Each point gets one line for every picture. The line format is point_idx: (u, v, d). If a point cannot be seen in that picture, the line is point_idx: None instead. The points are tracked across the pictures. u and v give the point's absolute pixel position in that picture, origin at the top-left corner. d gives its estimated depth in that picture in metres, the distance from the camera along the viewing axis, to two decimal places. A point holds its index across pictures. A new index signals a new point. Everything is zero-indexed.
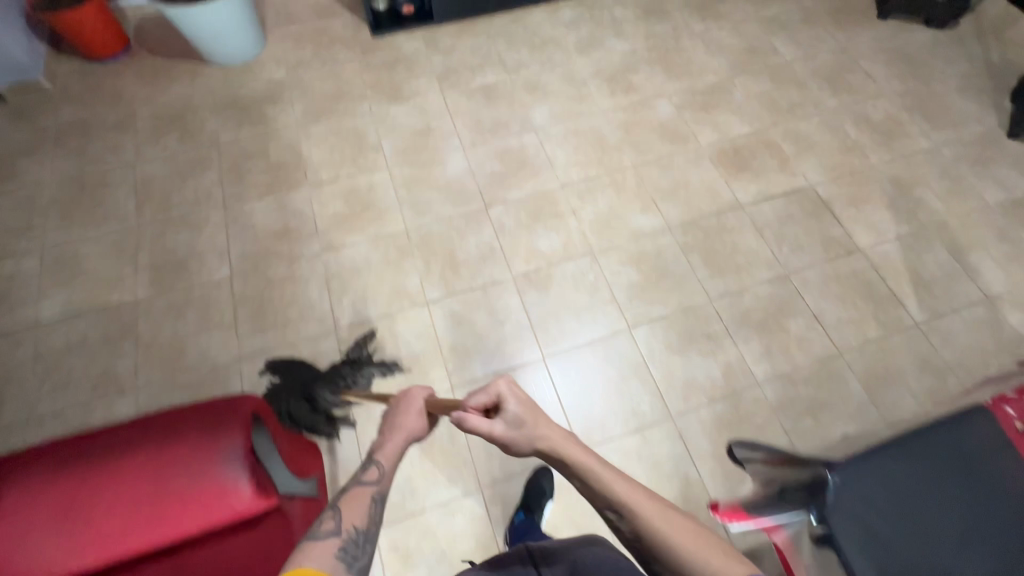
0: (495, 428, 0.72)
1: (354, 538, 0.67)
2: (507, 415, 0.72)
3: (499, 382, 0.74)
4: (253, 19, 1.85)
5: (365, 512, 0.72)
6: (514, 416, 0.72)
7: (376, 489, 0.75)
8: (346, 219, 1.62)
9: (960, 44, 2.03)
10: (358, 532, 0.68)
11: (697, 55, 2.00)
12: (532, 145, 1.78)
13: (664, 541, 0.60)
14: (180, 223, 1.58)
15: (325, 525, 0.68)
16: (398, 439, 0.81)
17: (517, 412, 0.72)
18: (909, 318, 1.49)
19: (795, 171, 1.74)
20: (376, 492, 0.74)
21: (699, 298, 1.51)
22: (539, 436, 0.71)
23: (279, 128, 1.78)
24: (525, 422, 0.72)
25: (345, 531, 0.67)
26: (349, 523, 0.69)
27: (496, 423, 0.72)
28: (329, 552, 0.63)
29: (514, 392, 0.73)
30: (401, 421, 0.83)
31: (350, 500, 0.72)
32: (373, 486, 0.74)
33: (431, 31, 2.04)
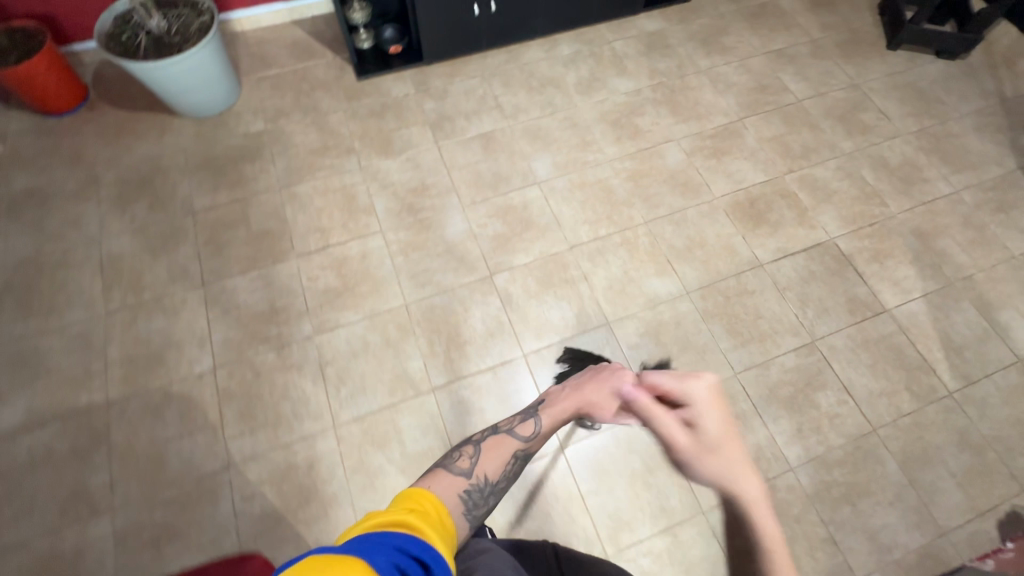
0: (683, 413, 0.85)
1: (483, 483, 0.75)
2: (695, 428, 0.82)
3: (698, 391, 0.86)
4: (226, 69, 1.70)
5: (501, 465, 0.81)
6: (712, 425, 0.82)
7: (519, 446, 0.86)
8: (340, 295, 1.49)
9: (971, 77, 1.97)
10: (486, 482, 0.76)
11: (704, 94, 1.90)
12: (536, 201, 1.66)
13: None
14: (154, 308, 1.44)
15: (462, 463, 0.77)
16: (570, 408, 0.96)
17: (705, 430, 0.81)
18: (942, 387, 1.42)
19: (813, 224, 1.65)
20: (518, 449, 0.85)
21: (724, 372, 1.42)
22: (716, 445, 0.80)
23: (259, 191, 1.64)
24: (710, 441, 0.80)
25: (475, 476, 0.75)
26: (481, 472, 0.77)
27: (677, 427, 0.83)
28: (459, 487, 0.71)
29: (717, 402, 0.85)
30: (593, 392, 0.99)
31: (494, 448, 0.83)
32: (519, 441, 0.86)
33: (421, 72, 1.90)
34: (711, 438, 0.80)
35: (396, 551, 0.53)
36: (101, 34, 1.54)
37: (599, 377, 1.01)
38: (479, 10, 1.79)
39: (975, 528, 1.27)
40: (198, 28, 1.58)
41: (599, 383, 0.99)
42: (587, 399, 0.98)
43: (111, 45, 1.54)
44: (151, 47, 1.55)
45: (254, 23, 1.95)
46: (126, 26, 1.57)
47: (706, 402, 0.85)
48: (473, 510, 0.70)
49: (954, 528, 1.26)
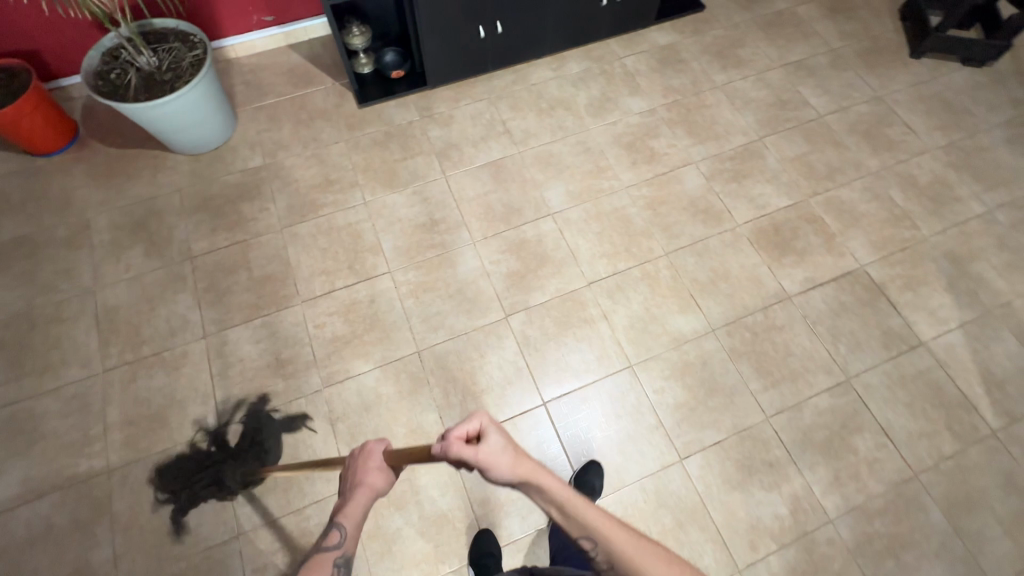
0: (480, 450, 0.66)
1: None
2: (493, 443, 0.67)
3: (482, 413, 0.71)
4: (222, 103, 1.62)
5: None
6: (493, 443, 0.67)
7: (338, 554, 0.70)
8: (348, 344, 1.42)
9: (1000, 85, 1.88)
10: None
11: (721, 112, 1.82)
12: (550, 234, 1.58)
13: (623, 560, 0.62)
14: (154, 364, 1.38)
15: None
16: (360, 497, 0.76)
17: (501, 440, 0.68)
18: (985, 426, 1.35)
19: (842, 251, 1.58)
20: (338, 558, 0.70)
21: (755, 417, 1.35)
22: (512, 456, 0.67)
23: (260, 232, 1.56)
24: (510, 448, 0.67)
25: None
26: None
27: (482, 451, 0.67)
28: None
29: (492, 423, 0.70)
30: (364, 477, 0.79)
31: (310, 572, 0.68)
32: (333, 551, 0.70)
33: (426, 96, 1.82)
34: (501, 457, 0.66)
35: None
36: (89, 73, 1.46)
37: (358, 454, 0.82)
38: (485, 31, 1.69)
39: None
40: (190, 62, 1.50)
41: (362, 464, 0.80)
42: (371, 485, 0.78)
43: (99, 84, 1.46)
44: (142, 85, 1.46)
45: (250, 49, 1.86)
46: (115, 63, 1.49)
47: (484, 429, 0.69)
48: None
49: None
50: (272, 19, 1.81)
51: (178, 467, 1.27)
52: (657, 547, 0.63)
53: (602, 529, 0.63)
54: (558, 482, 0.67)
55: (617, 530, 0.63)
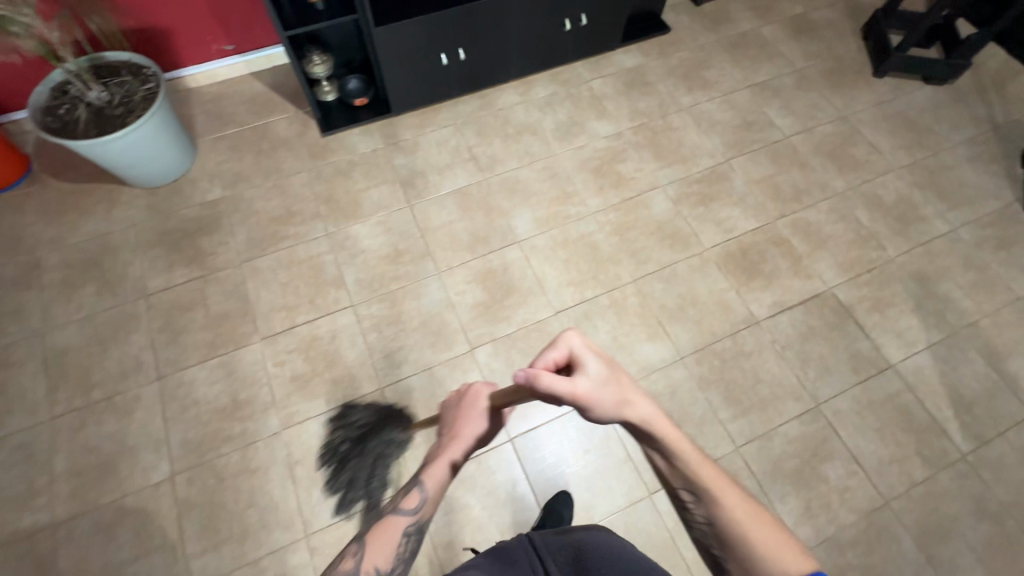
0: (578, 386, 0.64)
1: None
2: (589, 371, 0.65)
3: (574, 337, 0.67)
4: (179, 135, 1.58)
5: (394, 548, 0.75)
6: (594, 375, 0.65)
7: (409, 521, 0.77)
8: (309, 382, 1.38)
9: (961, 103, 1.91)
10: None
11: (688, 135, 1.81)
12: (516, 263, 1.56)
13: (724, 516, 0.61)
14: (105, 409, 1.32)
15: (347, 563, 0.71)
16: (450, 454, 0.82)
17: (599, 368, 0.65)
18: (955, 450, 1.34)
19: (809, 273, 1.57)
20: (411, 523, 0.77)
21: (725, 447, 1.33)
22: (623, 392, 0.65)
23: (219, 267, 1.52)
24: (609, 378, 0.65)
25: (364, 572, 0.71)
26: (371, 564, 0.72)
27: (577, 380, 0.64)
28: None
29: (592, 352, 0.67)
30: (462, 430, 0.84)
31: (384, 532, 0.76)
32: (408, 515, 0.77)
33: (390, 123, 1.79)
34: (606, 393, 0.64)
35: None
36: (36, 109, 1.42)
37: (464, 399, 0.88)
38: (447, 59, 1.68)
39: None
40: (143, 96, 1.46)
41: (465, 416, 0.85)
42: (466, 437, 0.83)
43: (47, 120, 1.42)
44: (92, 121, 1.43)
45: (210, 78, 1.83)
46: (64, 99, 1.45)
47: (583, 356, 0.66)
48: None
49: None
50: (232, 48, 1.79)
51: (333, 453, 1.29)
52: (765, 510, 0.62)
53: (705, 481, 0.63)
54: (659, 417, 0.65)
55: (725, 487, 0.63)
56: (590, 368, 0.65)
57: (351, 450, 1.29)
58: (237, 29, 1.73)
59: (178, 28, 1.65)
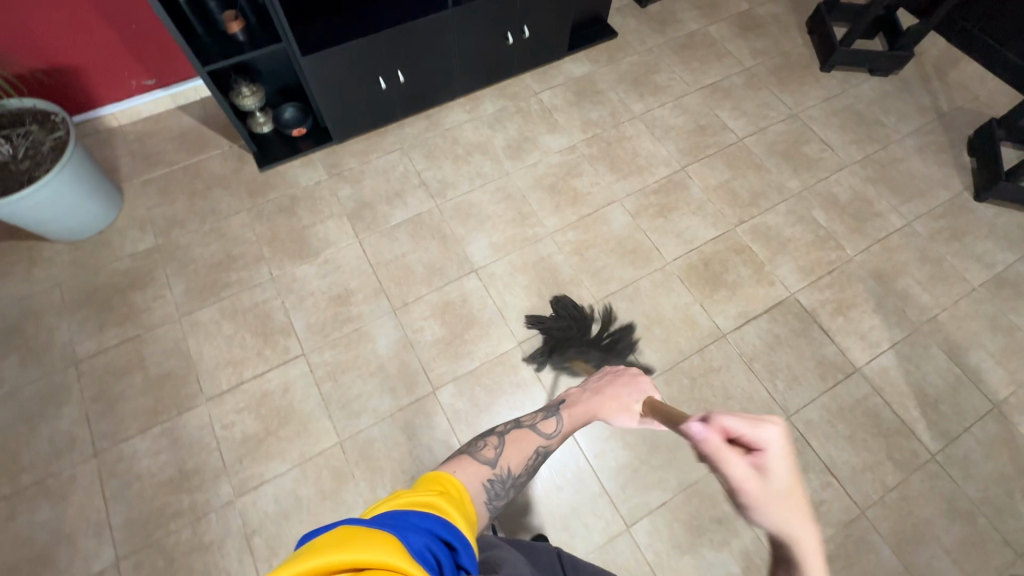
0: (747, 472, 0.57)
1: (504, 475, 0.75)
2: (764, 469, 0.57)
3: (775, 427, 0.59)
4: (99, 184, 1.46)
5: (523, 460, 0.81)
6: (774, 477, 0.56)
7: (541, 444, 0.87)
8: (262, 443, 1.29)
9: (907, 93, 1.92)
10: (509, 474, 0.76)
11: (643, 143, 1.78)
12: (475, 293, 1.50)
13: None
14: (36, 494, 1.22)
15: (488, 452, 0.77)
16: (589, 408, 0.96)
17: (777, 475, 0.56)
18: (924, 451, 1.34)
19: (772, 280, 1.55)
20: (540, 447, 0.87)
21: (700, 470, 1.30)
22: (791, 505, 0.54)
23: (155, 324, 1.42)
24: (783, 490, 0.55)
25: (498, 467, 0.75)
26: (507, 463, 0.78)
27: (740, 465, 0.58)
28: (483, 475, 0.71)
29: (787, 457, 0.57)
30: (611, 392, 0.99)
31: (519, 441, 0.84)
32: (540, 439, 0.87)
33: (333, 152, 1.70)
34: (775, 500, 0.54)
35: (430, 535, 0.50)
36: None
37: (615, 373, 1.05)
38: (386, 82, 1.60)
39: None
40: (51, 146, 1.34)
41: (617, 385, 1.00)
42: (610, 405, 0.97)
43: None
44: None
45: (132, 115, 1.70)
46: None
47: (775, 454, 0.57)
48: (494, 500, 0.70)
49: None
50: (154, 82, 1.67)
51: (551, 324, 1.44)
52: None
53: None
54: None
55: None
56: (774, 466, 0.57)
57: (568, 326, 1.43)
58: (156, 62, 1.62)
59: (88, 67, 1.53)
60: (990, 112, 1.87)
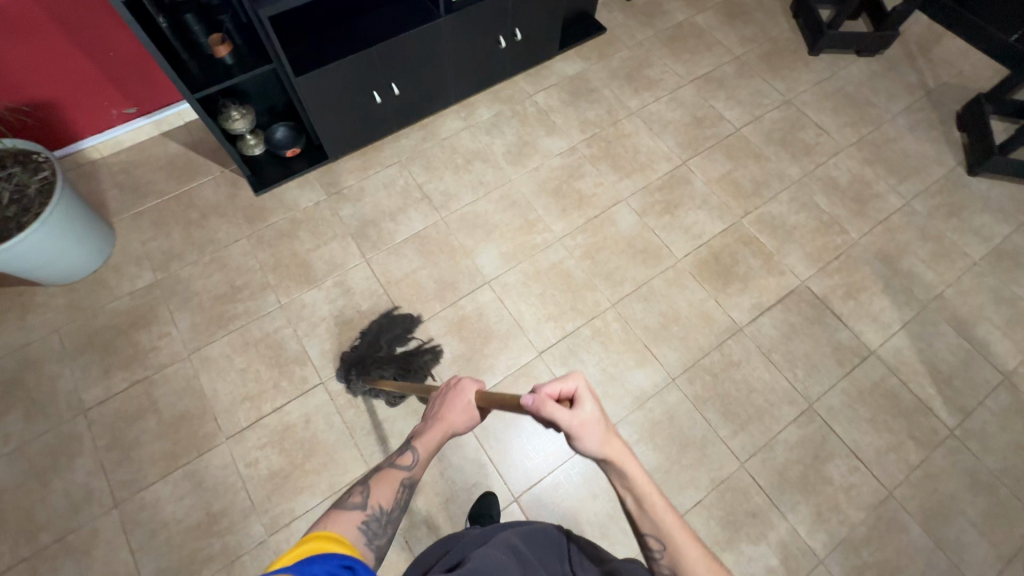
0: (576, 417, 0.64)
1: (378, 515, 0.68)
2: (587, 413, 0.65)
3: (578, 376, 0.67)
4: (90, 223, 1.40)
5: (394, 495, 0.73)
6: (590, 413, 0.65)
7: (407, 475, 0.76)
8: (289, 478, 1.26)
9: (894, 72, 1.94)
10: (383, 513, 0.69)
11: (642, 140, 1.77)
12: (490, 305, 1.48)
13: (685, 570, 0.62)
14: (58, 553, 1.17)
15: (353, 497, 0.69)
16: (437, 430, 0.79)
17: (595, 412, 0.65)
18: (943, 427, 1.38)
19: (782, 269, 1.57)
20: (406, 478, 0.75)
21: (731, 466, 1.31)
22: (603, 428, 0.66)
23: (164, 363, 1.37)
24: (601, 422, 0.66)
25: (371, 508, 0.68)
26: (375, 502, 0.70)
27: (575, 416, 0.65)
28: (352, 524, 0.64)
29: (593, 392, 0.66)
30: (448, 412, 0.82)
31: (383, 480, 0.74)
32: (403, 471, 0.75)
33: (329, 170, 1.66)
34: (595, 429, 0.65)
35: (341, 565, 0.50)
36: None
37: (451, 389, 0.85)
38: (381, 96, 1.56)
39: None
40: (38, 188, 1.28)
41: (452, 400, 0.83)
42: (453, 420, 0.81)
43: None
44: None
45: (115, 145, 1.63)
46: None
47: (585, 398, 0.66)
48: (374, 542, 0.65)
49: None
50: (135, 110, 1.60)
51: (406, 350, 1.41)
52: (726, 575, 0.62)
53: (672, 536, 0.64)
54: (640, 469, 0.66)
55: (689, 545, 0.63)
56: (587, 405, 0.65)
57: (374, 356, 1.36)
58: (137, 89, 1.55)
59: (66, 100, 1.45)
60: (975, 87, 1.91)
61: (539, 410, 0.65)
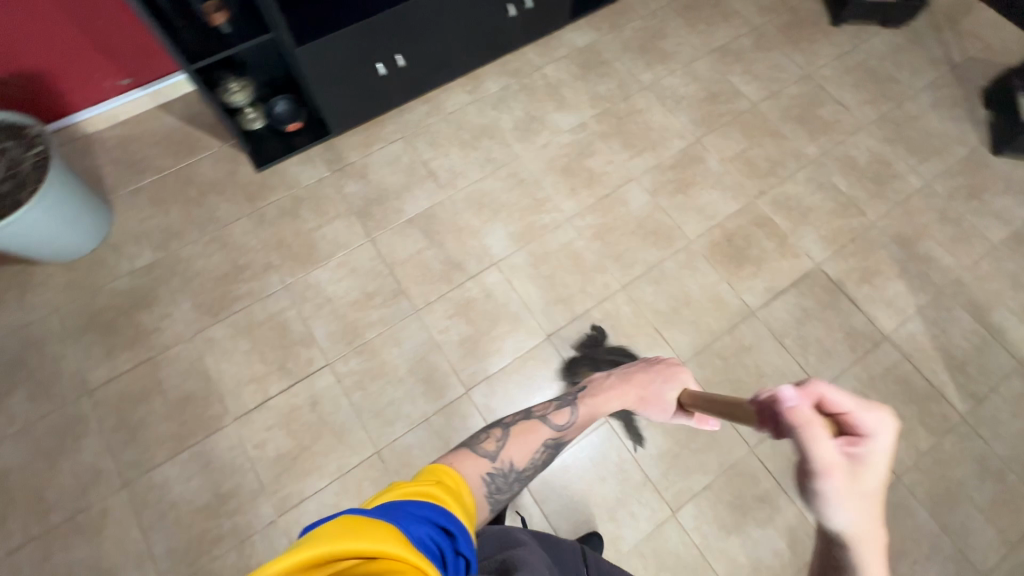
0: (842, 460, 0.48)
1: (507, 471, 0.72)
2: (862, 469, 0.48)
3: (888, 423, 0.49)
4: (87, 199, 1.37)
5: (529, 452, 0.77)
6: (874, 472, 0.48)
7: (552, 436, 0.81)
8: (297, 459, 1.26)
9: (919, 45, 1.86)
10: (513, 468, 0.73)
11: (654, 115, 1.71)
12: (498, 287, 1.45)
13: None
14: (69, 532, 1.18)
15: (489, 444, 0.74)
16: (614, 398, 0.91)
17: (872, 475, 0.48)
18: (954, 414, 1.36)
19: (796, 252, 1.53)
20: (550, 439, 0.81)
21: (740, 451, 1.31)
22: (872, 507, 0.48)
23: (168, 344, 1.35)
24: (872, 491, 0.48)
25: (501, 459, 0.72)
26: (508, 456, 0.73)
27: (838, 459, 0.48)
28: (482, 468, 0.68)
29: (889, 448, 0.49)
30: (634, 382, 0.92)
31: (524, 433, 0.78)
32: (551, 432, 0.81)
33: (331, 146, 1.60)
34: (858, 494, 0.47)
35: (431, 524, 0.50)
36: None
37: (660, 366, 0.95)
38: (385, 68, 1.50)
39: (1012, 563, 1.24)
40: (32, 162, 1.25)
41: (653, 374, 0.93)
42: (651, 388, 0.91)
43: None
44: None
45: (110, 118, 1.58)
46: None
47: (878, 448, 0.49)
48: (494, 495, 0.68)
49: (993, 568, 1.23)
50: (130, 81, 1.54)
51: (416, 332, 1.39)
52: None
53: None
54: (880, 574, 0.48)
55: None
56: (875, 462, 0.48)
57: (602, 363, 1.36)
58: (130, 60, 1.48)
59: (57, 70, 1.40)
60: (1002, 62, 1.83)
61: (796, 418, 0.50)
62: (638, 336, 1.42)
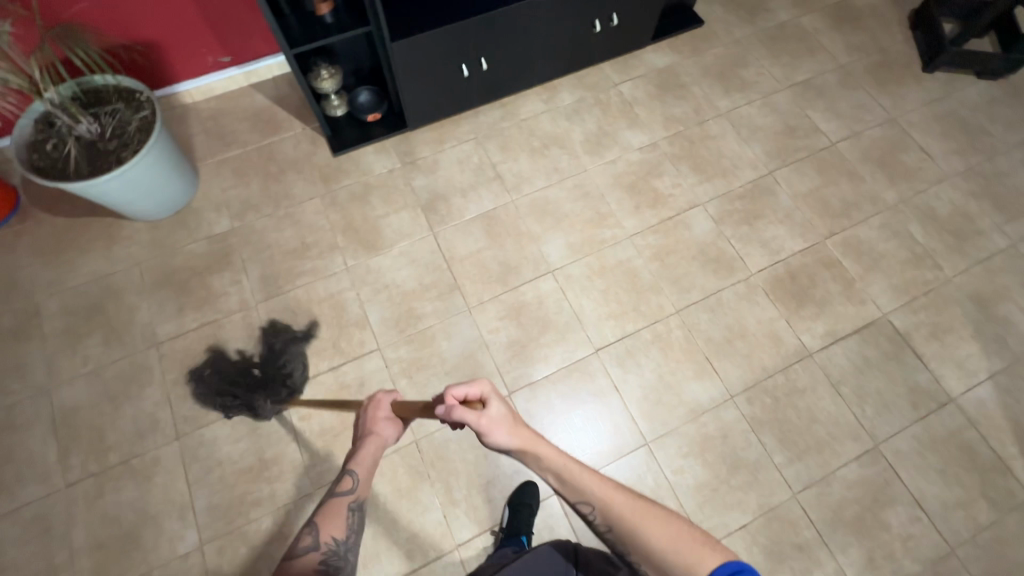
0: (485, 417, 0.66)
1: (334, 550, 0.72)
2: (493, 410, 0.67)
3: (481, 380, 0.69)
4: (180, 164, 1.45)
5: (345, 522, 0.76)
6: (498, 415, 0.67)
7: (353, 498, 0.77)
8: (339, 437, 1.29)
9: (1018, 99, 1.77)
10: (337, 542, 0.73)
11: (728, 143, 1.69)
12: (551, 295, 1.46)
13: (618, 519, 0.63)
14: (123, 474, 1.24)
15: (304, 541, 0.72)
16: (372, 445, 0.81)
17: (501, 408, 0.67)
18: (1021, 491, 1.28)
19: (863, 298, 1.48)
20: (353, 501, 0.77)
21: (781, 494, 1.26)
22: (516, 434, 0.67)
23: (233, 309, 1.42)
24: (507, 417, 0.67)
25: (323, 545, 0.72)
26: (326, 537, 0.73)
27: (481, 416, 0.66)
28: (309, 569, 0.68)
29: (495, 391, 0.69)
30: (371, 426, 0.84)
31: (330, 514, 0.76)
32: (347, 496, 0.77)
33: (406, 139, 1.65)
34: (503, 425, 0.67)
35: None
36: (19, 147, 1.28)
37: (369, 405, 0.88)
38: (468, 70, 1.53)
39: None
40: (137, 126, 1.34)
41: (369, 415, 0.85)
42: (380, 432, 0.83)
43: (35, 159, 1.29)
44: (84, 157, 1.30)
45: (207, 92, 1.68)
46: (51, 132, 1.31)
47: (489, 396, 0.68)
48: None
49: None
50: (229, 59, 1.63)
51: (465, 329, 1.41)
52: (652, 503, 0.64)
53: (603, 501, 0.64)
54: (554, 450, 0.68)
55: (614, 493, 0.64)
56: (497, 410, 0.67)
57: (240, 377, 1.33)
58: (234, 40, 1.58)
59: (168, 42, 1.50)
60: None
61: (447, 414, 0.66)
62: (688, 364, 1.39)
